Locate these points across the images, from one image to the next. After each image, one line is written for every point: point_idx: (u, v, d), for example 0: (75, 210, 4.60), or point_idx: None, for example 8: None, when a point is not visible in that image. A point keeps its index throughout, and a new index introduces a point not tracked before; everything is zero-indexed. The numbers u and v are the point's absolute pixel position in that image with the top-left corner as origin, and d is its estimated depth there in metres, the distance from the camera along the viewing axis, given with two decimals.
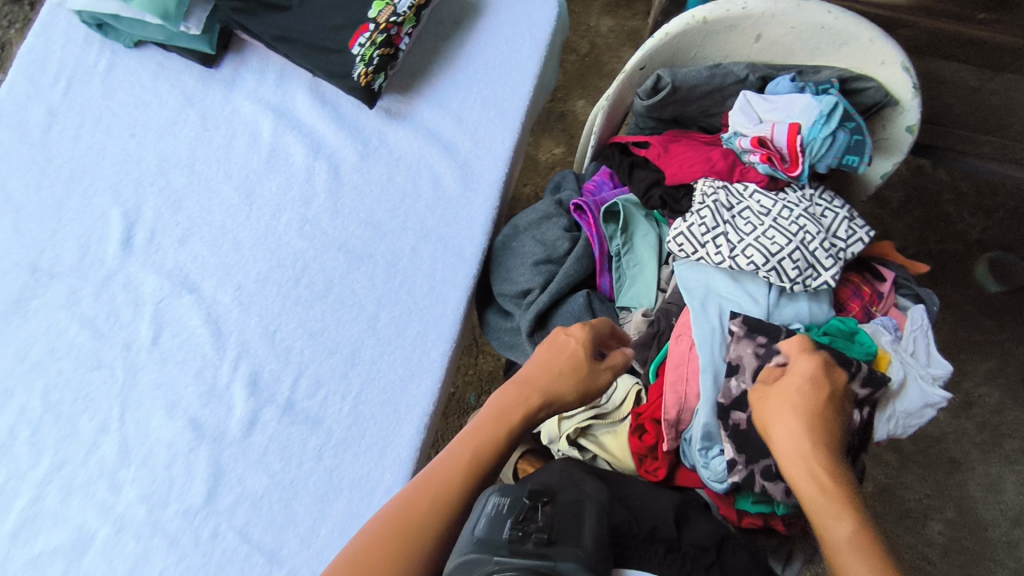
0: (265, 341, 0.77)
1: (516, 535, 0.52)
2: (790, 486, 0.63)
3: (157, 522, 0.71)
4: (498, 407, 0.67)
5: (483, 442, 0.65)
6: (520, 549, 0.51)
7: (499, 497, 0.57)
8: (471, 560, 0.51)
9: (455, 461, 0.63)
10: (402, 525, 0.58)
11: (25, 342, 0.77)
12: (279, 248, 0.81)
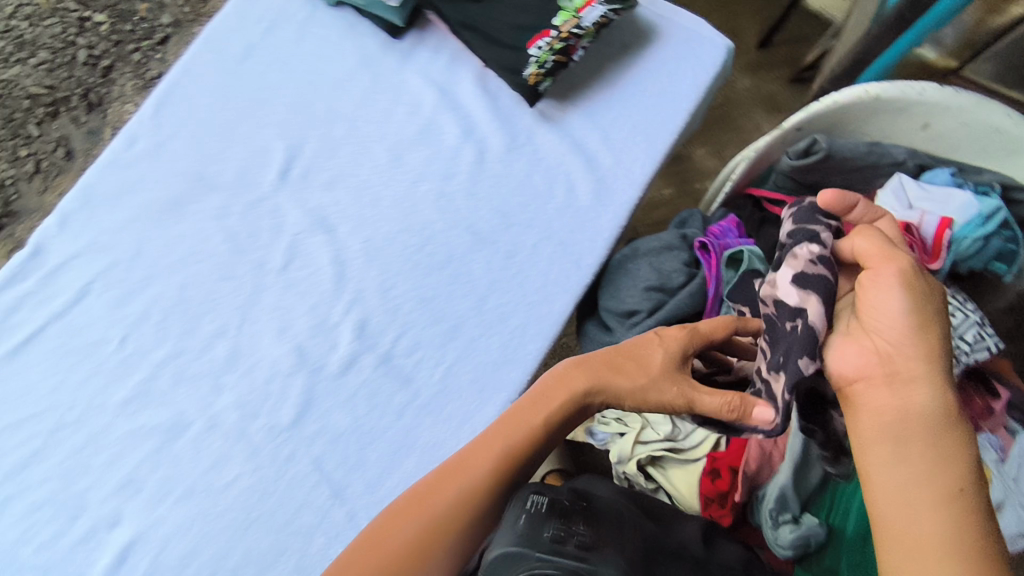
0: (379, 297, 0.84)
1: (558, 537, 0.54)
2: (892, 373, 0.57)
3: (246, 429, 0.80)
4: (541, 404, 0.65)
5: (506, 447, 0.64)
6: (561, 548, 0.53)
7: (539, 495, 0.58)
8: (512, 556, 0.52)
9: (488, 447, 0.64)
10: (422, 505, 0.62)
11: (175, 240, 0.87)
12: (412, 213, 0.87)
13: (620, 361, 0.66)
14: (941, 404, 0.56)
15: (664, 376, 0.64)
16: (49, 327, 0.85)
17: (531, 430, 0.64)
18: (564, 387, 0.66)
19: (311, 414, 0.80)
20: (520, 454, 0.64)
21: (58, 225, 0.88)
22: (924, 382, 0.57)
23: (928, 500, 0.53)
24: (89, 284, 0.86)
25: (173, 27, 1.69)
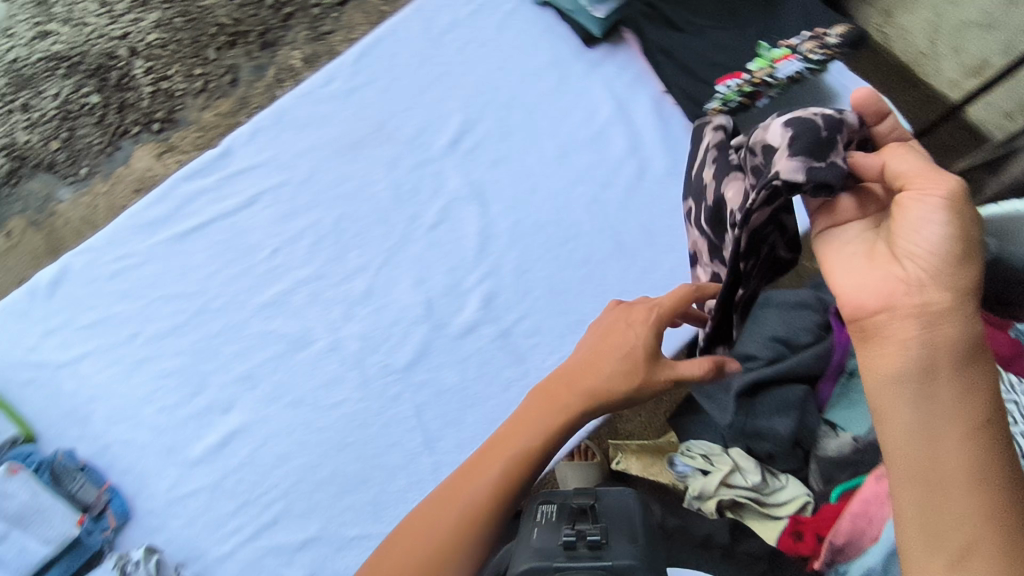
0: (515, 276, 0.88)
1: (571, 543, 0.62)
2: (940, 311, 0.44)
3: (363, 360, 0.86)
4: (531, 422, 0.62)
5: (500, 473, 0.59)
6: (575, 554, 0.61)
7: (547, 508, 0.69)
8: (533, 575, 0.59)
9: (489, 459, 0.60)
10: (433, 521, 0.58)
11: (344, 176, 0.94)
12: (563, 209, 0.91)
13: (600, 367, 0.62)
14: (974, 339, 0.44)
15: (640, 369, 0.61)
16: (217, 222, 0.93)
17: (531, 448, 0.60)
18: (546, 403, 0.63)
19: (424, 365, 0.85)
20: (526, 472, 0.60)
21: (248, 135, 0.96)
22: (958, 314, 0.44)
23: (954, 454, 0.44)
24: (260, 193, 0.94)
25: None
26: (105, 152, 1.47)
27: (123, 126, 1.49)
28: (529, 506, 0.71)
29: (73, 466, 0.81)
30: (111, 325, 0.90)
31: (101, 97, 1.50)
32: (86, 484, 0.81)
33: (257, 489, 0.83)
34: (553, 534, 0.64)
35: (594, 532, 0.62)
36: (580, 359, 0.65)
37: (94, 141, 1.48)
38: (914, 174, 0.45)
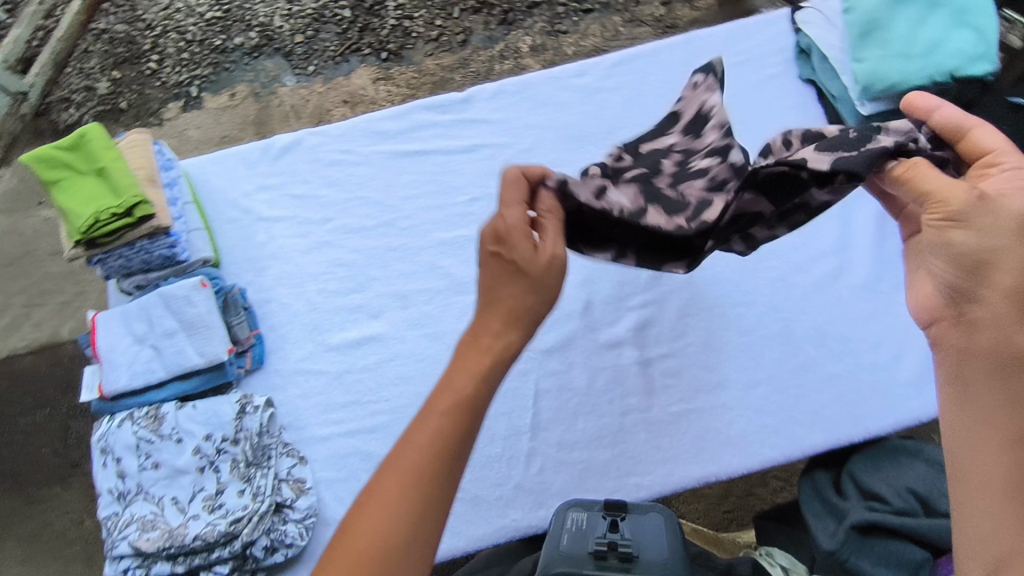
0: (672, 319, 0.91)
1: (602, 551, 0.70)
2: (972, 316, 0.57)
3: None
4: (456, 367, 0.64)
5: (449, 423, 0.61)
6: (608, 562, 0.69)
7: (575, 518, 0.75)
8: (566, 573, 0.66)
9: (429, 422, 0.62)
10: (390, 491, 0.59)
11: (560, 161, 0.99)
12: (746, 277, 0.92)
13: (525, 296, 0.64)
14: (1013, 337, 0.55)
15: (533, 263, 0.63)
16: (434, 153, 1.01)
17: (472, 391, 0.63)
18: (475, 342, 0.65)
19: (558, 359, 0.89)
20: (470, 411, 0.62)
21: (494, 92, 1.03)
22: (991, 320, 0.56)
23: (996, 430, 0.55)
24: (481, 145, 1.01)
25: (603, 6, 1.65)
26: (335, 60, 1.63)
27: (358, 44, 1.64)
28: (559, 512, 0.77)
29: (241, 304, 0.91)
30: (310, 203, 0.99)
31: (352, 13, 1.66)
32: (243, 322, 0.90)
33: (370, 397, 0.89)
34: (583, 540, 0.71)
35: (624, 545, 0.71)
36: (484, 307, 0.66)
37: (330, 47, 1.64)
38: (937, 198, 0.57)
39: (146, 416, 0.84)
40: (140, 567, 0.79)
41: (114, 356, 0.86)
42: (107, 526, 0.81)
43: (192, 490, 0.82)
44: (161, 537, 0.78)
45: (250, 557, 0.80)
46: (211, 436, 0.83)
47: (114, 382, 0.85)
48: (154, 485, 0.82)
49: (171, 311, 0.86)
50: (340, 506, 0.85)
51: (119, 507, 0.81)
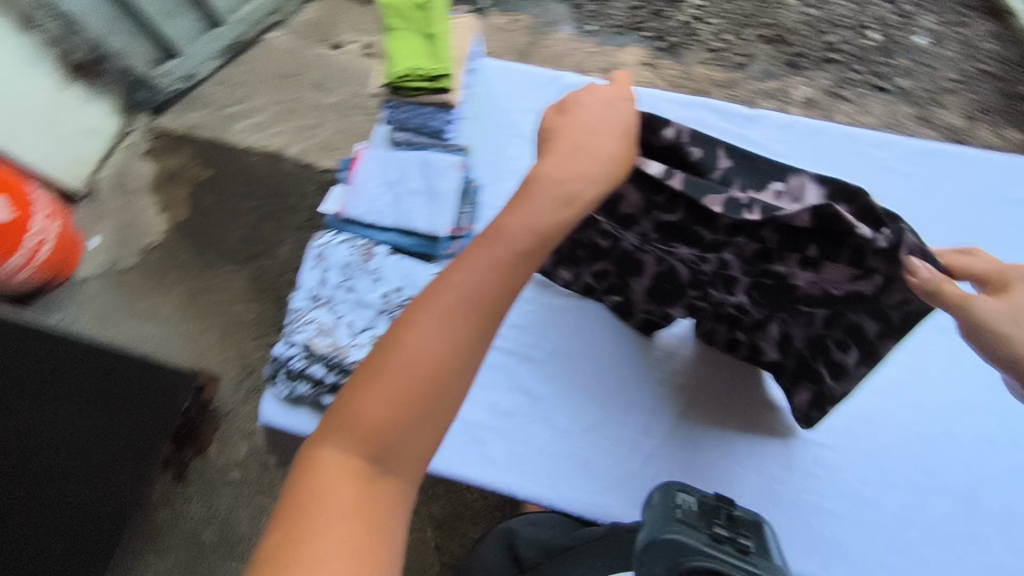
0: (848, 418, 0.87)
1: (717, 537, 0.68)
2: None
3: (685, 340, 0.93)
4: (526, 215, 0.62)
5: (510, 269, 0.60)
6: (720, 548, 0.66)
7: (686, 496, 0.72)
8: (675, 544, 0.66)
9: (491, 259, 0.60)
10: (439, 314, 0.58)
11: None
12: (945, 422, 0.87)
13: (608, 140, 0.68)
14: None
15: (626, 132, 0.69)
16: None
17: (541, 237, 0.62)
18: (557, 193, 0.63)
19: (716, 390, 0.90)
20: (528, 260, 0.62)
21: (780, 124, 1.08)
22: None
23: None
24: None
25: (900, 91, 1.54)
26: (614, 30, 1.68)
27: (641, 24, 1.68)
28: (662, 487, 0.73)
29: (473, 198, 0.96)
30: None
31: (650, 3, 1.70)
32: (468, 214, 0.95)
33: (537, 332, 0.96)
34: (696, 519, 0.69)
35: (741, 537, 0.68)
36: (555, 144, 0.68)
37: (617, 18, 1.70)
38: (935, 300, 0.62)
39: (362, 248, 0.95)
40: (302, 360, 0.89)
41: (362, 189, 0.97)
42: (293, 315, 0.93)
43: (367, 324, 0.91)
44: (330, 346, 0.90)
45: None
46: (400, 290, 0.92)
47: (352, 209, 0.96)
48: (342, 304, 0.93)
49: (423, 175, 0.96)
50: (467, 407, 0.92)
51: (308, 306, 0.93)
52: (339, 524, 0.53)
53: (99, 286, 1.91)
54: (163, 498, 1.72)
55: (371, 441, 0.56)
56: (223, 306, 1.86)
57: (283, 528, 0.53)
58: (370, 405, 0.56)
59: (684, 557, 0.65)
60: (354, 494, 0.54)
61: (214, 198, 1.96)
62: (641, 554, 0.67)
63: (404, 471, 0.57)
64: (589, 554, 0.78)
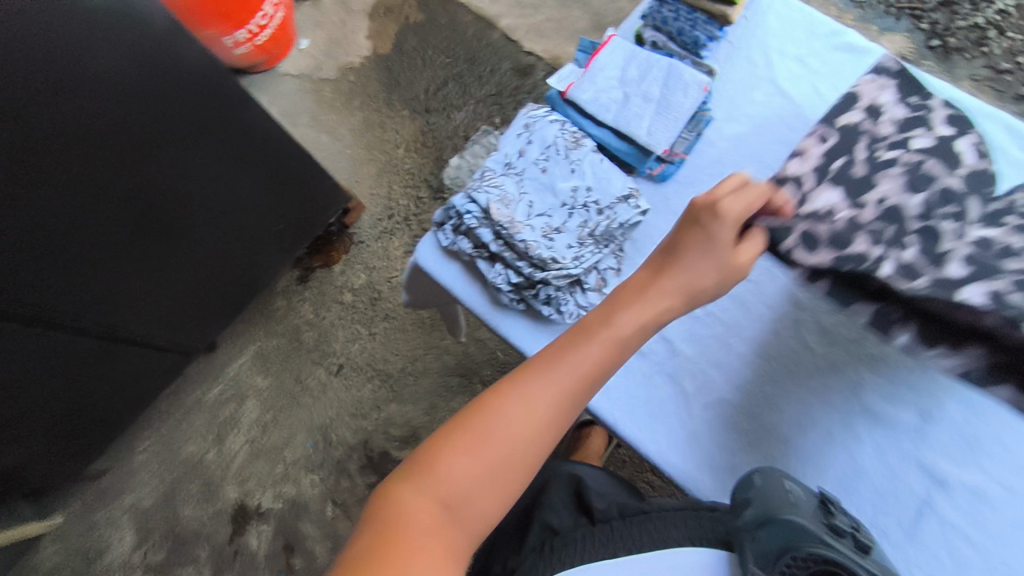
0: None
1: (836, 529, 0.62)
2: None
3: (858, 359, 0.83)
4: (618, 338, 0.68)
5: (603, 365, 0.68)
6: (839, 535, 0.61)
7: (794, 482, 0.66)
8: (794, 524, 0.61)
9: (590, 358, 0.67)
10: (532, 399, 0.65)
11: None
12: None
13: (723, 269, 0.71)
14: None
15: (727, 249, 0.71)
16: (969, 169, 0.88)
17: (634, 342, 0.69)
18: (659, 301, 0.70)
19: (869, 428, 0.80)
20: (608, 370, 0.69)
21: None
22: None
23: None
24: None
25: None
26: (884, 10, 1.60)
27: None
28: (761, 472, 0.68)
29: (700, 127, 0.91)
30: (821, 107, 0.94)
31: None
32: (687, 141, 0.92)
33: None
34: (813, 504, 0.64)
35: (863, 532, 0.63)
36: (662, 277, 0.71)
37: None
38: None
39: (572, 135, 0.91)
40: (475, 220, 0.89)
41: (598, 74, 0.91)
42: (483, 173, 0.92)
43: (545, 211, 0.89)
44: (507, 216, 0.87)
45: (533, 290, 0.87)
46: (591, 191, 0.89)
47: (579, 92, 0.91)
48: (531, 181, 0.90)
49: (664, 84, 0.89)
50: None
51: (499, 170, 0.91)
52: (420, 552, 0.57)
53: (295, 85, 2.05)
54: (283, 291, 1.89)
55: (438, 504, 0.61)
56: (390, 147, 1.96)
57: (368, 558, 0.56)
58: (459, 461, 0.63)
59: (800, 542, 0.61)
60: (433, 531, 0.60)
61: (417, 43, 2.05)
62: (755, 529, 0.63)
63: (468, 526, 0.62)
64: (670, 523, 0.70)
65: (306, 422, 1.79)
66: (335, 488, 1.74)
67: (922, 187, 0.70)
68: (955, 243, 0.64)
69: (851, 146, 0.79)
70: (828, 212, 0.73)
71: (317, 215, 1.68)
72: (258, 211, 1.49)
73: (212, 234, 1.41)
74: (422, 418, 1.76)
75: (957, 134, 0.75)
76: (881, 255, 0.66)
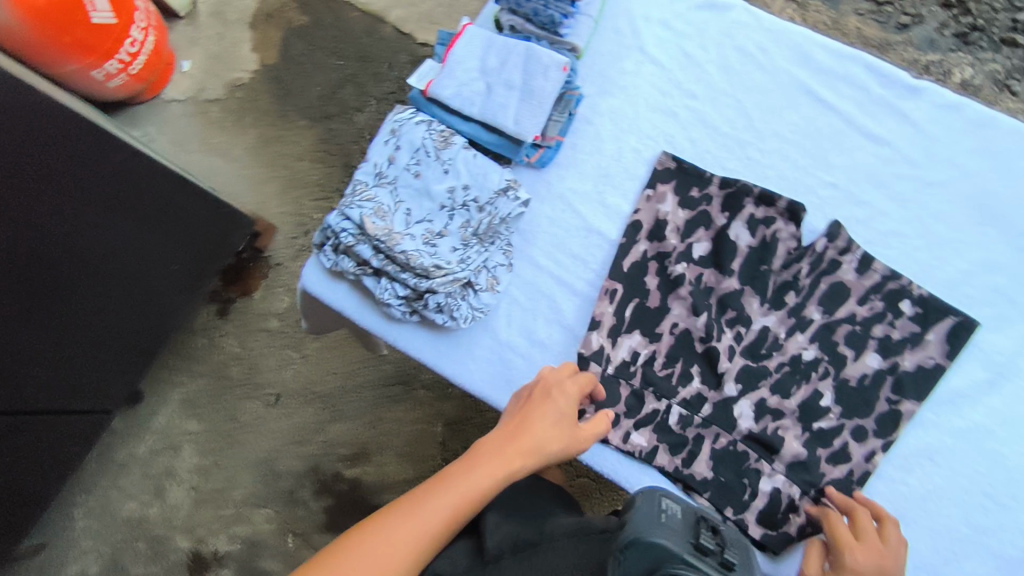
0: (907, 447, 0.79)
1: (702, 548, 0.63)
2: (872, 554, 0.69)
3: (751, 318, 0.84)
4: (471, 488, 0.69)
5: (454, 521, 0.68)
6: (705, 560, 0.63)
7: (670, 503, 0.67)
8: (661, 549, 0.62)
9: (443, 515, 0.67)
10: (383, 547, 0.65)
11: (947, 217, 0.83)
12: (1006, 479, 0.76)
13: (562, 433, 0.75)
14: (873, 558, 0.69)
15: (567, 420, 0.75)
16: (836, 112, 0.88)
17: (483, 500, 0.70)
18: (508, 462, 0.71)
19: (766, 385, 0.82)
20: (459, 521, 0.68)
21: (944, 104, 0.85)
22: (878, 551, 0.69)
23: None
24: (883, 140, 0.86)
25: None
26: None
27: None
28: (643, 493, 0.68)
29: (570, 107, 0.89)
30: (691, 68, 0.92)
31: None
32: (559, 124, 0.89)
33: (597, 270, 0.88)
34: (682, 523, 0.65)
35: (728, 547, 0.64)
36: (513, 429, 0.74)
37: None
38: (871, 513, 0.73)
39: (440, 133, 0.87)
40: (352, 237, 0.84)
41: (456, 68, 0.88)
42: (354, 187, 0.87)
43: (424, 217, 0.86)
44: (383, 229, 0.83)
45: (422, 301, 0.84)
46: (468, 189, 0.86)
47: (439, 88, 0.87)
48: (405, 188, 0.86)
49: (524, 69, 0.86)
50: (503, 327, 0.87)
51: (371, 181, 0.86)
52: None
53: (183, 112, 1.84)
54: (203, 327, 1.71)
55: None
56: (293, 160, 1.80)
57: None
58: None
59: (664, 561, 0.62)
60: None
61: (305, 49, 1.86)
62: (622, 552, 0.61)
63: None
64: (559, 554, 0.64)
65: (251, 457, 1.63)
66: (291, 518, 1.59)
67: (703, 309, 0.84)
68: (728, 363, 0.83)
69: (644, 278, 0.86)
70: (632, 364, 0.84)
71: (222, 241, 1.44)
72: (150, 249, 1.29)
73: (104, 287, 1.24)
74: (368, 432, 1.61)
75: (731, 222, 0.85)
76: (664, 410, 0.82)
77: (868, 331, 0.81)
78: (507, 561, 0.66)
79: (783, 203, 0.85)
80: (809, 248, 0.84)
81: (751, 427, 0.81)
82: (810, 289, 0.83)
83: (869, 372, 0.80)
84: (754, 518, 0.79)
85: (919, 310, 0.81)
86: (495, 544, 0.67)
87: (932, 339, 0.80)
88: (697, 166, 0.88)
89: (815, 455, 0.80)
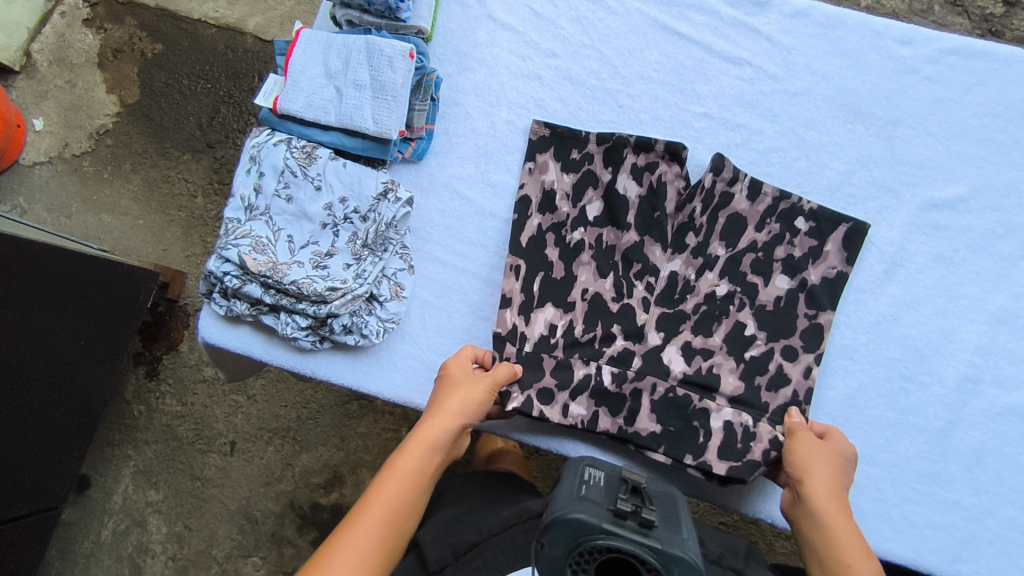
0: (828, 353, 0.81)
1: (619, 513, 0.58)
2: (839, 464, 0.72)
3: (659, 267, 0.84)
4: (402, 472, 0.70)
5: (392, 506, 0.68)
6: (624, 521, 0.57)
7: (595, 475, 0.65)
8: (575, 523, 0.56)
9: (380, 507, 0.67)
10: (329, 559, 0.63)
11: (819, 125, 0.84)
12: (917, 361, 0.80)
13: (476, 394, 0.75)
14: (838, 463, 0.72)
15: (470, 381, 0.76)
16: (697, 42, 0.87)
17: (413, 477, 0.70)
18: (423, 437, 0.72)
19: (687, 326, 0.82)
20: (409, 501, 0.69)
21: (795, 11, 0.85)
22: (842, 455, 0.73)
23: (847, 514, 0.69)
24: (746, 60, 0.86)
25: None
26: None
27: None
28: (571, 472, 0.67)
29: (430, 92, 0.85)
30: (544, 27, 0.89)
31: None
32: (424, 112, 0.85)
33: (498, 252, 0.86)
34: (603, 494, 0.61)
35: (647, 507, 0.59)
36: (429, 412, 0.74)
37: None
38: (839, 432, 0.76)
39: (302, 149, 0.83)
40: (236, 279, 0.79)
41: (300, 77, 0.83)
42: (226, 227, 0.81)
43: (309, 239, 0.82)
44: (266, 263, 0.78)
45: (327, 327, 0.81)
46: (346, 201, 0.82)
47: (287, 103, 0.83)
48: (280, 215, 0.82)
49: (370, 64, 0.82)
50: (418, 331, 0.85)
51: (243, 218, 0.82)
52: None
53: (52, 174, 1.55)
54: (136, 394, 1.51)
55: None
56: (186, 200, 1.53)
57: None
58: None
59: (583, 536, 0.56)
60: None
61: (167, 78, 1.55)
62: (541, 535, 0.58)
63: None
64: (498, 550, 0.69)
65: (223, 511, 1.48)
66: (280, 560, 1.45)
67: (607, 270, 0.84)
68: (645, 314, 0.83)
69: (545, 251, 0.84)
70: (551, 336, 0.83)
71: (130, 301, 1.29)
72: (52, 328, 1.11)
73: (7, 384, 1.05)
74: (335, 454, 1.46)
75: (617, 176, 0.84)
76: (594, 372, 0.81)
77: (771, 255, 0.82)
78: (450, 569, 0.69)
79: (661, 145, 0.83)
80: (698, 186, 0.83)
81: (685, 370, 0.81)
82: (709, 226, 0.83)
83: (782, 294, 0.81)
84: (714, 456, 0.77)
85: (813, 224, 0.81)
86: (438, 553, 0.70)
87: (831, 249, 0.81)
88: (571, 129, 0.86)
89: (755, 384, 0.80)
